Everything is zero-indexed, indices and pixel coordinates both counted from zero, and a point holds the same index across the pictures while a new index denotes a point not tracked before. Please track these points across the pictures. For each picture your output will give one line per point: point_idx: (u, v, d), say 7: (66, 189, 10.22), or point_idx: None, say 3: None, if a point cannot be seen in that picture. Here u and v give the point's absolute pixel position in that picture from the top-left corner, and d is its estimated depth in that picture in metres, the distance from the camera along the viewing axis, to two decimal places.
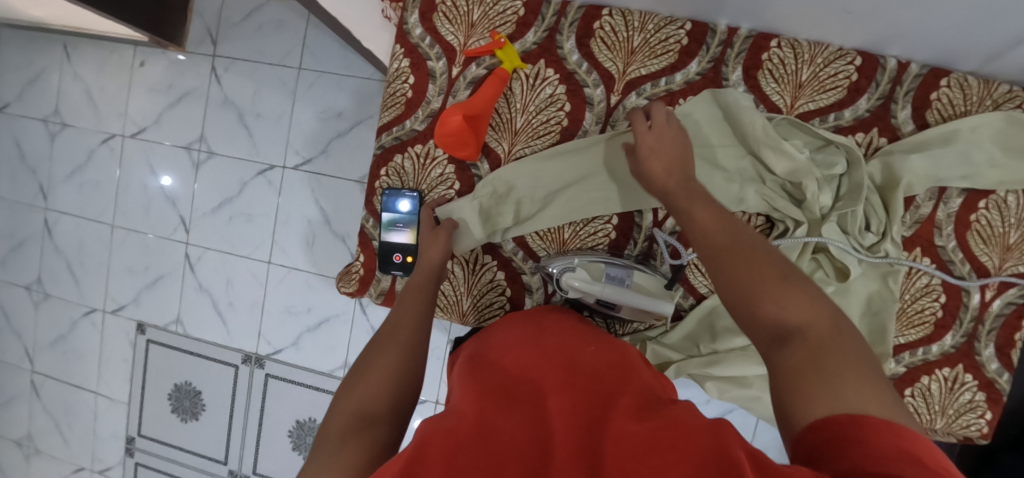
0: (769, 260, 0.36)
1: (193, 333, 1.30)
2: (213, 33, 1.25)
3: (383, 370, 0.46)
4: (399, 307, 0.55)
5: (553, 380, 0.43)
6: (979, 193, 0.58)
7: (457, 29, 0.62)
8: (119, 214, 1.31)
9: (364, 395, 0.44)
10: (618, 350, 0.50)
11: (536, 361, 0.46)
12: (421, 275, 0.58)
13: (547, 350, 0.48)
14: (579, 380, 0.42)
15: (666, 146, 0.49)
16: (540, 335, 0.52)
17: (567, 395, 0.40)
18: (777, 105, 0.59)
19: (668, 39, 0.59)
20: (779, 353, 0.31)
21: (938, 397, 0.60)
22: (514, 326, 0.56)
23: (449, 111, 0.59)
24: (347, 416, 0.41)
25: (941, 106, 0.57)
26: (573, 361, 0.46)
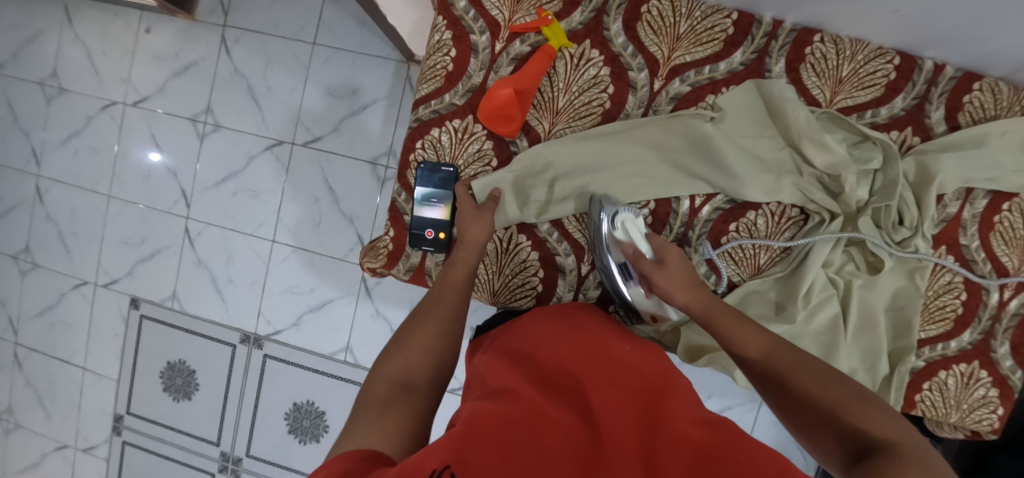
0: (836, 384, 0.40)
1: (189, 310, 1.26)
2: (224, 2, 1.21)
3: (423, 346, 0.48)
4: (440, 283, 0.56)
5: (596, 377, 0.42)
6: (1003, 195, 0.60)
7: (502, 4, 0.61)
8: (116, 183, 1.26)
9: (405, 364, 0.45)
10: (650, 349, 0.50)
11: (574, 353, 0.45)
12: (466, 252, 0.58)
13: (585, 343, 0.47)
14: (620, 377, 0.42)
15: (682, 264, 0.53)
16: (574, 328, 0.51)
17: (610, 391, 0.40)
18: (817, 99, 0.60)
19: (714, 27, 0.59)
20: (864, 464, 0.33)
21: (954, 392, 0.62)
22: (546, 315, 0.54)
23: (498, 83, 0.59)
24: (387, 383, 0.43)
25: (973, 109, 0.59)
26: (614, 358, 0.45)
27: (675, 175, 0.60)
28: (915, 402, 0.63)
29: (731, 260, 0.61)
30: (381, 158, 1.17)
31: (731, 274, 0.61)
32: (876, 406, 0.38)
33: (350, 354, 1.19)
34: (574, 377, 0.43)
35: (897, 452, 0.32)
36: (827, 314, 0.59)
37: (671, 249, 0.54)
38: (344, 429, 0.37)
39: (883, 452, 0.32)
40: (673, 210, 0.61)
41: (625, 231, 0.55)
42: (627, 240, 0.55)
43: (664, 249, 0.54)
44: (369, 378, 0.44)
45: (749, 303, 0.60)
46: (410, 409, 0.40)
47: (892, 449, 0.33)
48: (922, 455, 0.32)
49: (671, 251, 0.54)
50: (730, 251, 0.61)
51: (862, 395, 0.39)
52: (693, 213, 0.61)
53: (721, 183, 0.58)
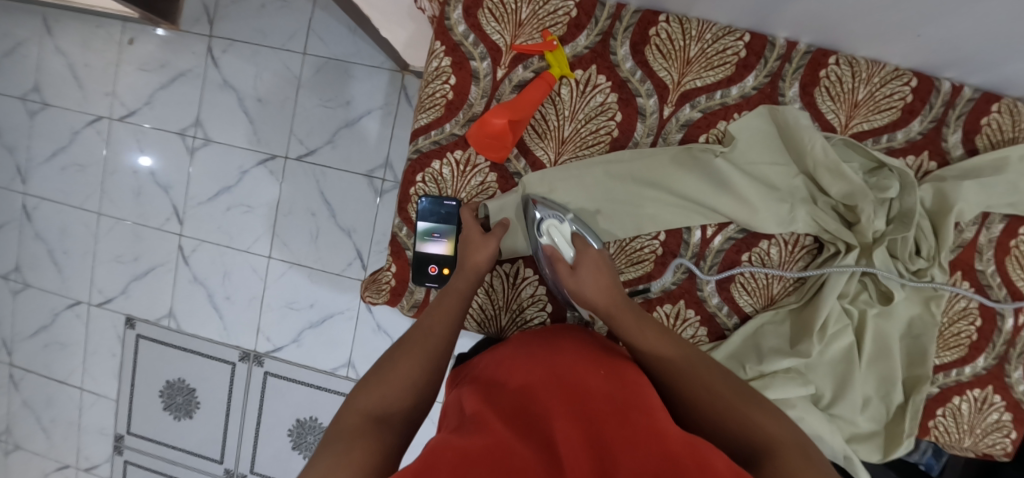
0: (729, 387, 0.43)
1: (186, 328, 1.24)
2: (210, 11, 1.16)
3: (400, 375, 0.44)
4: (431, 309, 0.52)
5: (557, 398, 0.37)
6: (1020, 219, 0.58)
7: (503, 28, 0.58)
8: (106, 200, 1.22)
9: (385, 396, 0.42)
10: (629, 366, 0.45)
11: (543, 376, 0.41)
12: (463, 279, 0.54)
13: (559, 366, 0.43)
14: (590, 402, 0.37)
15: (601, 269, 0.52)
16: (550, 353, 0.46)
17: (579, 412, 0.35)
18: (832, 124, 0.58)
19: (726, 50, 0.57)
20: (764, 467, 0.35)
21: (967, 417, 0.61)
22: (527, 342, 0.50)
23: (494, 111, 0.56)
24: (361, 417, 0.39)
25: (991, 132, 0.57)
26: (582, 379, 0.40)
27: (686, 205, 0.58)
28: (928, 428, 0.62)
29: (744, 291, 0.59)
30: (377, 171, 1.14)
31: (743, 304, 0.60)
32: (761, 403, 0.42)
33: (352, 369, 1.18)
34: (531, 401, 0.38)
35: (781, 454, 0.35)
36: (841, 345, 0.58)
37: (592, 253, 0.53)
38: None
39: (777, 458, 0.35)
40: (684, 241, 0.59)
41: (549, 236, 0.55)
42: (548, 245, 0.55)
43: (581, 253, 0.53)
44: (339, 414, 0.41)
45: (764, 335, 0.59)
46: (373, 446, 0.36)
47: (776, 449, 0.36)
48: (800, 450, 0.36)
49: (592, 259, 0.53)
50: (742, 282, 0.59)
51: (753, 395, 0.43)
52: (704, 243, 0.59)
53: (734, 214, 0.56)
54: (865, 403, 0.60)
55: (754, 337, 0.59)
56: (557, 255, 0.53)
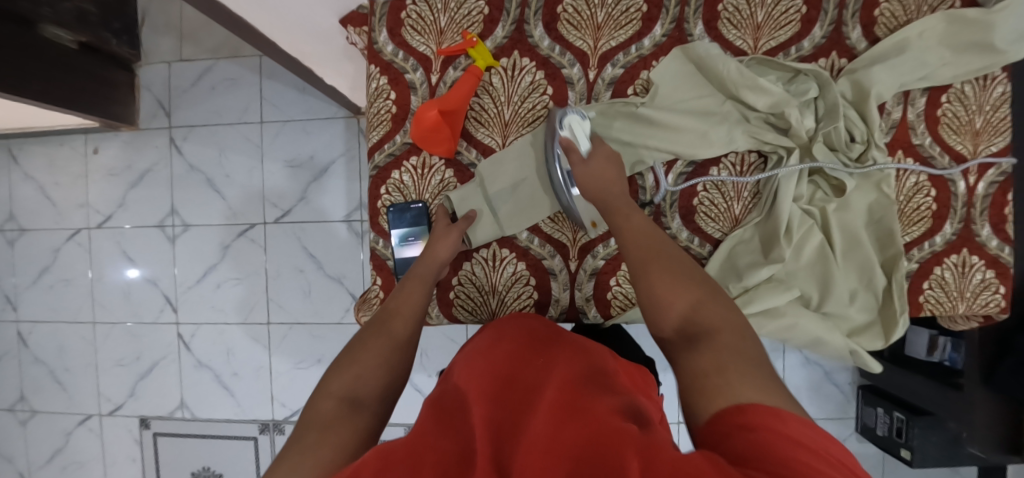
0: (689, 270, 0.45)
1: (200, 415, 1.22)
2: (165, 105, 1.22)
3: (369, 359, 0.45)
4: (402, 298, 0.54)
5: (485, 392, 0.38)
6: (938, 90, 0.63)
7: (427, 39, 0.64)
8: (98, 307, 1.23)
9: (357, 379, 0.42)
10: (576, 348, 0.47)
11: (480, 368, 0.43)
12: (426, 268, 0.57)
13: (499, 359, 0.44)
14: (518, 390, 0.38)
15: (608, 166, 0.55)
16: (494, 345, 0.47)
17: (504, 399, 0.37)
18: (742, 49, 0.62)
19: (629, 9, 0.62)
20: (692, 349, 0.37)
21: (953, 284, 0.63)
22: (477, 335, 0.53)
23: (425, 106, 0.57)
24: (336, 401, 0.39)
25: (886, 20, 0.62)
26: (518, 365, 0.42)
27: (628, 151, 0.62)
28: (921, 304, 0.63)
29: (709, 219, 0.62)
30: (353, 214, 1.18)
31: (712, 232, 0.62)
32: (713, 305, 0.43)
33: None
34: (466, 396, 0.39)
35: (712, 346, 0.36)
36: (813, 245, 0.60)
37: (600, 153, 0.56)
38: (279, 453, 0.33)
39: (712, 343, 0.36)
40: (641, 187, 0.63)
41: (570, 130, 0.57)
42: (567, 135, 0.56)
43: (597, 147, 0.57)
44: (309, 402, 0.40)
45: (739, 255, 0.61)
46: (345, 430, 0.36)
47: (713, 340, 0.37)
48: (733, 337, 0.37)
49: (602, 154, 0.56)
50: (705, 211, 0.62)
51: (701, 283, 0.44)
52: (659, 183, 0.62)
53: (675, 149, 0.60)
54: (853, 295, 0.62)
55: (730, 258, 0.62)
56: (571, 142, 0.56)
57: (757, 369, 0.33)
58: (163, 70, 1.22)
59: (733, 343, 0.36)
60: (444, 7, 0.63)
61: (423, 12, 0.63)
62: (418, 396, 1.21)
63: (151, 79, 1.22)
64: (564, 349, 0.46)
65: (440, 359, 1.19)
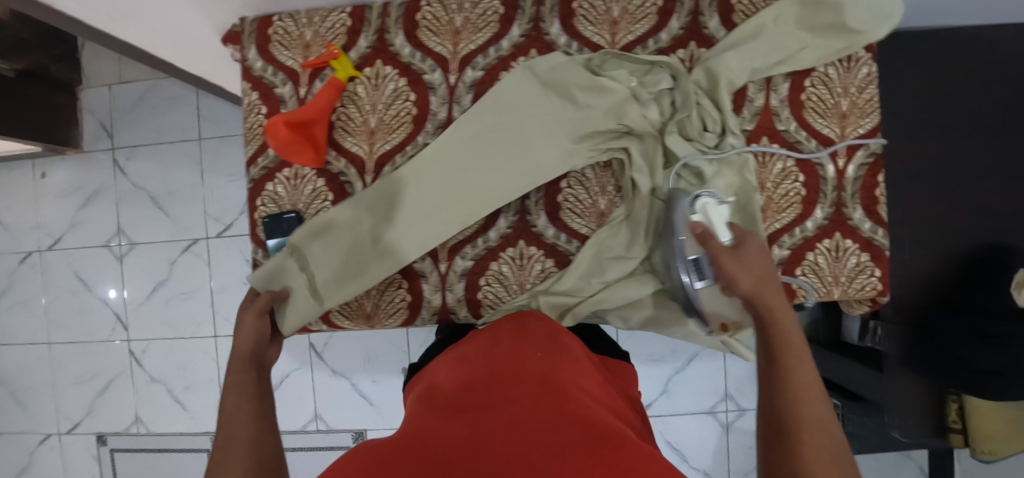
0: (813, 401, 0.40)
1: (156, 430, 1.24)
2: (108, 127, 1.25)
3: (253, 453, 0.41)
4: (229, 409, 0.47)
5: (497, 389, 0.41)
6: (801, 75, 0.62)
7: (294, 53, 0.65)
8: (54, 328, 1.27)
9: None
10: (571, 354, 0.50)
11: (486, 369, 0.45)
12: (237, 377, 0.51)
13: (501, 358, 0.47)
14: (525, 383, 0.41)
15: (759, 266, 0.49)
16: (494, 346, 0.51)
17: (509, 393, 0.40)
18: (600, 44, 0.62)
19: (486, 12, 0.63)
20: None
21: (828, 268, 0.62)
22: (482, 336, 0.56)
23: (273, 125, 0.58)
24: None
25: (744, 8, 0.62)
26: (523, 367, 0.45)
27: (483, 163, 0.60)
28: (794, 290, 0.63)
29: (574, 215, 0.62)
30: None
31: (578, 228, 0.62)
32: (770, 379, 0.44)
33: (321, 421, 1.23)
34: (471, 391, 0.42)
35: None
36: None
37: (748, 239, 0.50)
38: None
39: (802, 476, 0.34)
40: None
41: (704, 213, 0.52)
42: (702, 220, 0.51)
43: (743, 237, 0.50)
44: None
45: (604, 250, 0.60)
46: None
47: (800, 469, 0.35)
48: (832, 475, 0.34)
49: (752, 245, 0.50)
50: (569, 207, 0.62)
51: (768, 354, 0.45)
52: None
53: (529, 161, 0.60)
54: None
55: (596, 253, 0.60)
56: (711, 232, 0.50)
57: None
58: (105, 93, 1.25)
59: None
60: (309, 21, 0.65)
61: (289, 27, 0.65)
62: (365, 402, 1.22)
63: (94, 103, 1.26)
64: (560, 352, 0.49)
65: (384, 363, 1.21)
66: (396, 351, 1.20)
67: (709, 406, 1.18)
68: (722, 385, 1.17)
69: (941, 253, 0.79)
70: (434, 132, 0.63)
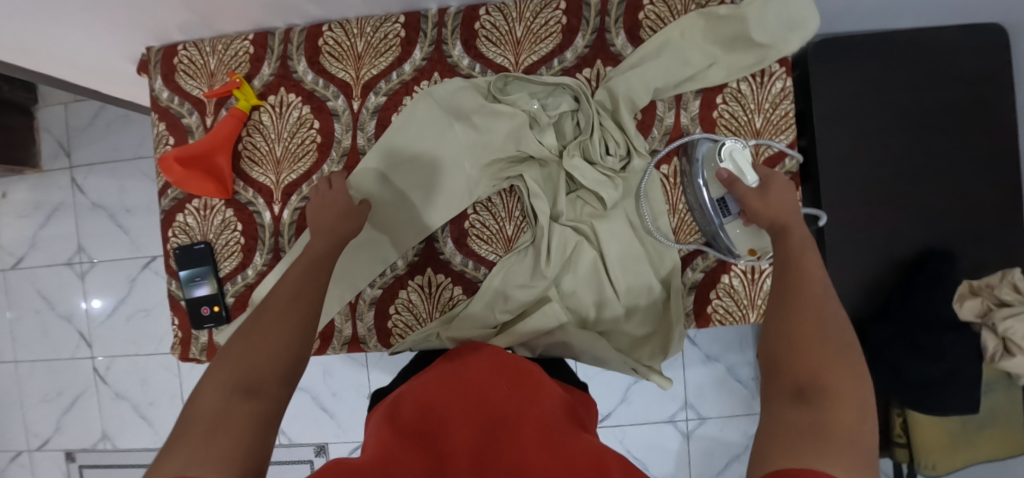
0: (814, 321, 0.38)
1: (122, 444, 1.26)
2: (65, 146, 1.26)
3: (262, 353, 0.39)
4: (273, 300, 0.44)
5: (463, 421, 0.38)
6: (711, 91, 0.60)
7: (199, 82, 0.64)
8: (19, 346, 1.29)
9: (252, 360, 0.38)
10: (543, 376, 0.46)
11: (452, 389, 0.42)
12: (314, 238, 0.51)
13: (468, 378, 0.44)
14: (492, 416, 0.39)
15: (789, 193, 0.51)
16: (463, 363, 0.47)
17: (476, 429, 0.37)
18: (503, 65, 0.61)
19: (388, 35, 0.61)
20: (794, 401, 0.33)
21: (743, 291, 0.60)
22: (443, 354, 0.52)
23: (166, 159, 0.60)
24: (226, 390, 0.35)
25: (652, 23, 0.60)
26: (492, 402, 0.40)
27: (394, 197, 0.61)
28: (709, 315, 0.61)
29: (481, 241, 0.61)
30: None
31: (486, 254, 0.61)
32: (782, 325, 0.40)
33: (284, 434, 1.24)
34: (433, 419, 0.39)
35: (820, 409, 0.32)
36: (586, 260, 0.59)
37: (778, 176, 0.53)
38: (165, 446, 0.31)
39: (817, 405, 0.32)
40: None
41: (732, 162, 0.54)
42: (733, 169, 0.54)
43: (770, 177, 0.52)
44: (195, 395, 0.36)
45: (511, 277, 0.59)
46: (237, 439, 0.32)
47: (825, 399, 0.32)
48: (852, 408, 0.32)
49: (779, 184, 0.52)
50: (475, 233, 0.61)
51: (785, 295, 0.42)
52: None
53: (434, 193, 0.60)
54: (633, 310, 0.60)
55: (501, 282, 0.59)
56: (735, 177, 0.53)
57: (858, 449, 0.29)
58: (61, 111, 1.26)
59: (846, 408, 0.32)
60: (214, 50, 0.64)
61: (193, 56, 0.64)
62: (325, 416, 1.22)
63: (50, 122, 1.26)
64: (530, 371, 0.46)
65: (344, 376, 1.21)
66: (355, 364, 1.20)
67: (670, 414, 1.17)
68: (681, 393, 1.16)
69: (879, 260, 0.77)
70: (340, 159, 0.63)
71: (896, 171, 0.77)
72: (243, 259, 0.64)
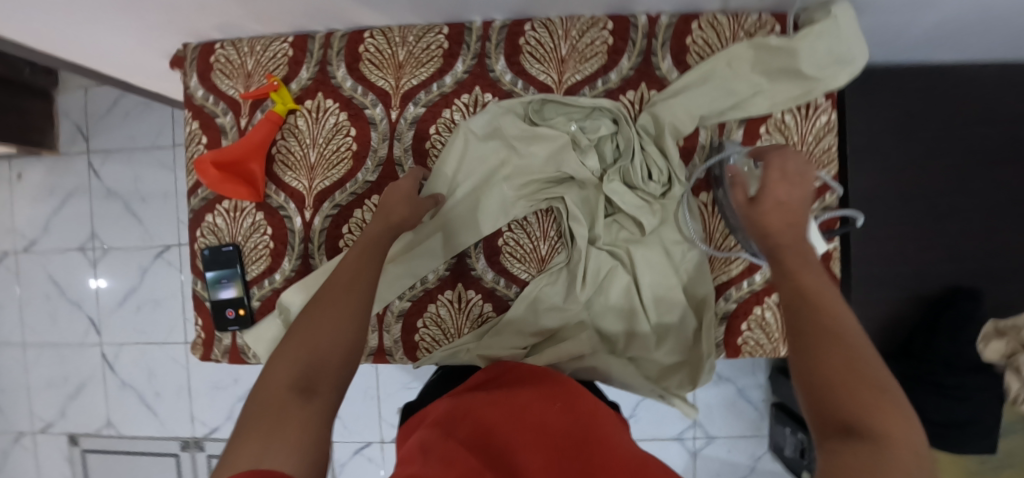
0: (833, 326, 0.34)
1: (126, 433, 1.26)
2: (83, 131, 1.25)
3: (318, 345, 0.40)
4: (327, 292, 0.45)
5: (528, 444, 0.38)
6: (755, 121, 0.60)
7: (235, 82, 0.64)
8: (28, 329, 1.28)
9: (314, 346, 0.40)
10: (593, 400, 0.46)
11: (507, 410, 0.42)
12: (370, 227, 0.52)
13: (522, 401, 0.43)
14: (556, 440, 0.38)
15: (793, 185, 0.46)
16: (511, 385, 0.47)
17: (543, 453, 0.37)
18: (546, 83, 0.60)
19: (430, 46, 0.61)
20: (838, 438, 0.29)
21: (775, 324, 0.60)
22: (484, 373, 0.51)
23: (203, 162, 0.60)
24: (288, 378, 0.37)
25: (700, 48, 0.59)
26: (552, 426, 0.40)
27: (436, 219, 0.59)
28: (739, 346, 0.60)
29: (515, 260, 0.60)
30: None
31: (518, 273, 0.60)
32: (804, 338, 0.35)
33: None
34: (495, 438, 0.38)
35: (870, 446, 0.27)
36: (618, 286, 0.59)
37: (785, 154, 0.48)
38: (239, 433, 0.34)
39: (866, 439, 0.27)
40: None
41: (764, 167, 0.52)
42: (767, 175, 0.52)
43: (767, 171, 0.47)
44: (260, 378, 0.38)
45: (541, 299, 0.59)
46: (307, 424, 0.35)
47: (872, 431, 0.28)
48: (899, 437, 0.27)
49: (778, 172, 0.47)
50: (509, 251, 0.60)
51: (798, 299, 0.38)
52: None
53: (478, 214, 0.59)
54: (664, 338, 0.59)
55: (532, 302, 0.59)
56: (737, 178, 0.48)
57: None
58: (81, 96, 1.25)
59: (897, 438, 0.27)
60: (252, 50, 0.63)
61: (231, 56, 0.64)
62: None
63: (70, 106, 1.25)
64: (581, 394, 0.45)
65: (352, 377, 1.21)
66: (364, 366, 1.20)
67: (677, 433, 1.16)
68: None
69: (907, 298, 0.77)
70: (375, 169, 0.62)
71: (930, 206, 0.76)
72: (271, 263, 0.63)
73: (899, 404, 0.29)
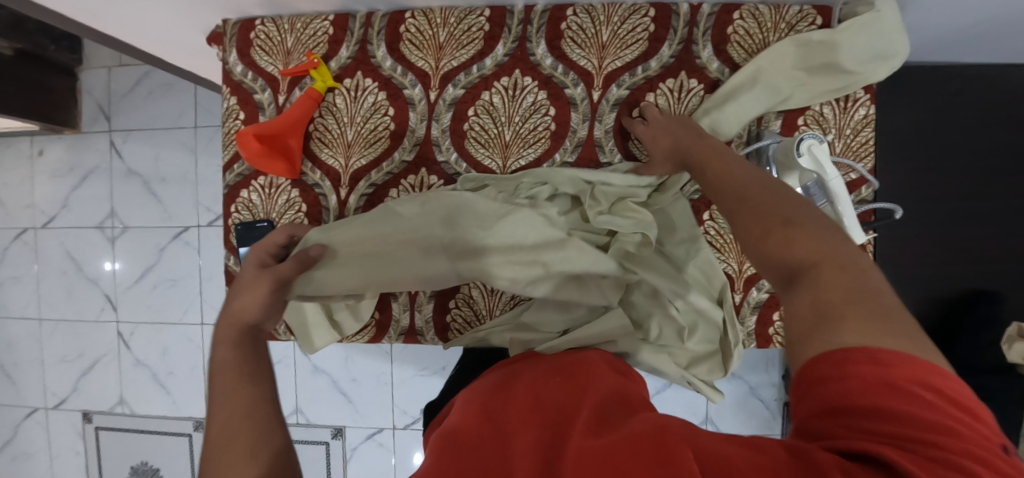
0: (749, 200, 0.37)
1: (138, 411, 1.26)
2: (106, 109, 1.25)
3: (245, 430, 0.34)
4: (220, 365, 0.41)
5: (523, 418, 0.36)
6: (794, 112, 0.60)
7: (274, 59, 0.64)
8: (44, 304, 1.29)
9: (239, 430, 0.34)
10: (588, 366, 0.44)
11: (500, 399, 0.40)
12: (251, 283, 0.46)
13: (518, 388, 0.42)
14: (547, 410, 0.37)
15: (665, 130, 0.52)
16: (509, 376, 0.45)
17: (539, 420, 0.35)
18: (586, 69, 0.60)
19: (471, 28, 0.61)
20: (790, 290, 0.31)
21: None
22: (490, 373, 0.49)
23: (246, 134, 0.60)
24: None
25: (741, 39, 0.59)
26: (548, 400, 0.38)
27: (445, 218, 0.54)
28: (770, 337, 0.61)
29: None
30: None
31: None
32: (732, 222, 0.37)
33: (301, 415, 1.24)
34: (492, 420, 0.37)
35: (813, 283, 0.30)
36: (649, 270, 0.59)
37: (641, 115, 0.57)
38: None
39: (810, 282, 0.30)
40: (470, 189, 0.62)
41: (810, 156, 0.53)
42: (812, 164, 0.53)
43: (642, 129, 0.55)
44: None
45: None
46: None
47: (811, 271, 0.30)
48: (838, 264, 0.30)
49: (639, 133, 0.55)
50: None
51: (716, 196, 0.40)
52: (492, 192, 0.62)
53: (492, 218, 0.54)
54: (693, 330, 0.58)
55: None
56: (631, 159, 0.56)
57: (875, 301, 0.28)
58: (104, 75, 1.25)
59: (835, 265, 0.30)
60: (292, 28, 0.63)
61: (271, 32, 0.64)
62: (343, 400, 1.22)
63: (92, 84, 1.26)
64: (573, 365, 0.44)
65: (366, 362, 1.21)
66: (379, 351, 1.20)
67: None
68: (702, 408, 1.15)
69: (933, 298, 0.77)
70: (412, 149, 0.62)
71: (958, 207, 0.76)
72: None
73: (841, 255, 0.31)
